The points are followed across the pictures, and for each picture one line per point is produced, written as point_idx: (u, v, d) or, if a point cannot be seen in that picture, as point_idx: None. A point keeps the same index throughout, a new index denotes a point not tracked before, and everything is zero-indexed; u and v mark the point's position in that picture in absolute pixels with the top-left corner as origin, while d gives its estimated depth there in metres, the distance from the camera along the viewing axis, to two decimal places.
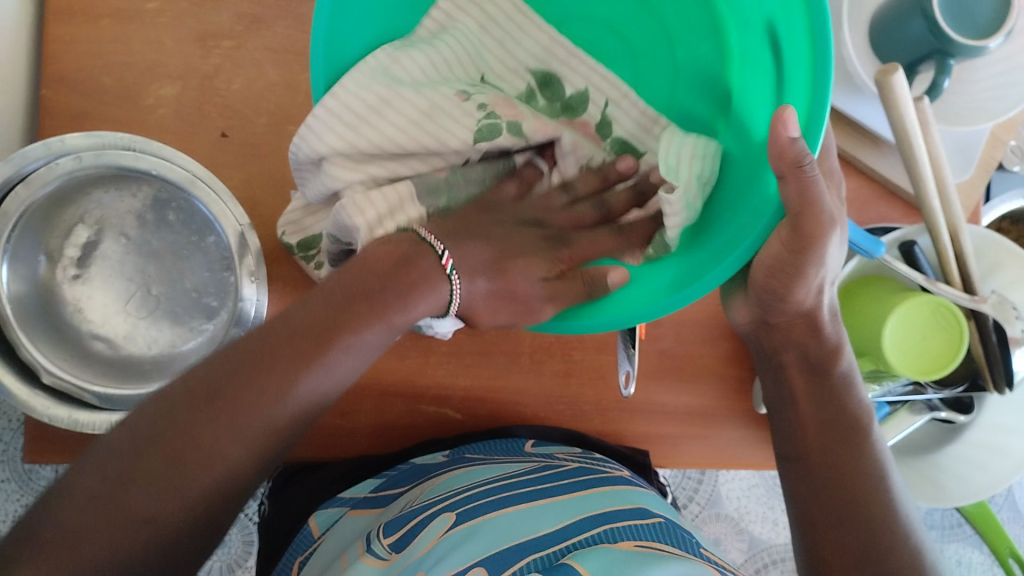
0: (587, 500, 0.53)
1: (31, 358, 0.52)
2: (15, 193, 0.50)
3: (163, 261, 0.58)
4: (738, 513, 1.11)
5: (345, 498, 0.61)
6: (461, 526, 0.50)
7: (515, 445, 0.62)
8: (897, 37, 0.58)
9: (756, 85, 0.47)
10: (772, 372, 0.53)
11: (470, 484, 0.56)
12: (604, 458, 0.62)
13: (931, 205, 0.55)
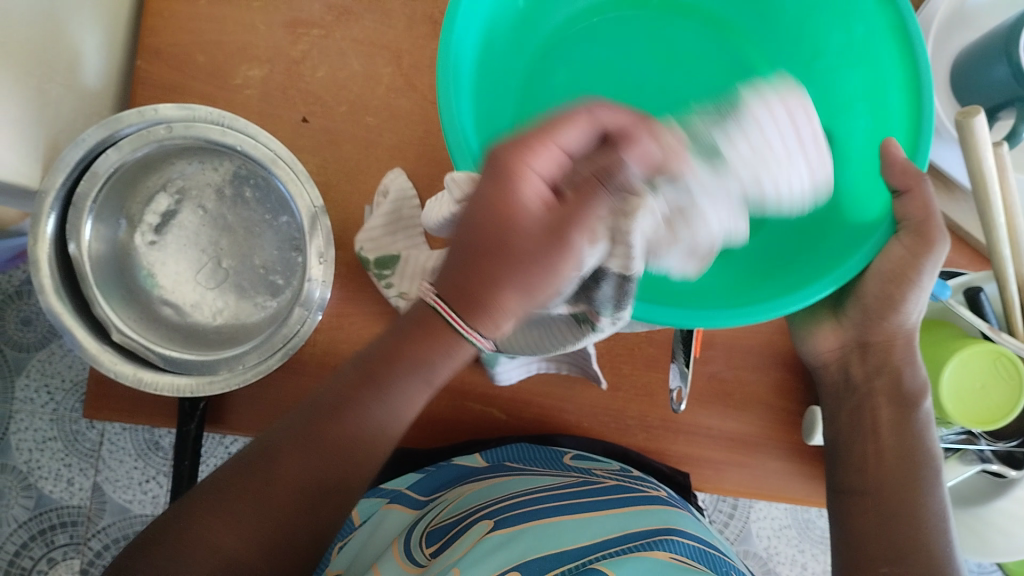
0: (628, 518, 0.53)
1: (103, 315, 0.54)
2: (106, 154, 0.53)
3: (235, 237, 0.59)
4: (767, 552, 1.10)
5: (386, 490, 0.64)
6: (500, 531, 0.50)
7: (556, 456, 0.63)
8: (983, 80, 0.58)
9: (801, 172, 0.55)
10: (852, 401, 0.53)
11: (513, 492, 0.56)
12: (643, 476, 0.62)
13: (1002, 253, 0.55)
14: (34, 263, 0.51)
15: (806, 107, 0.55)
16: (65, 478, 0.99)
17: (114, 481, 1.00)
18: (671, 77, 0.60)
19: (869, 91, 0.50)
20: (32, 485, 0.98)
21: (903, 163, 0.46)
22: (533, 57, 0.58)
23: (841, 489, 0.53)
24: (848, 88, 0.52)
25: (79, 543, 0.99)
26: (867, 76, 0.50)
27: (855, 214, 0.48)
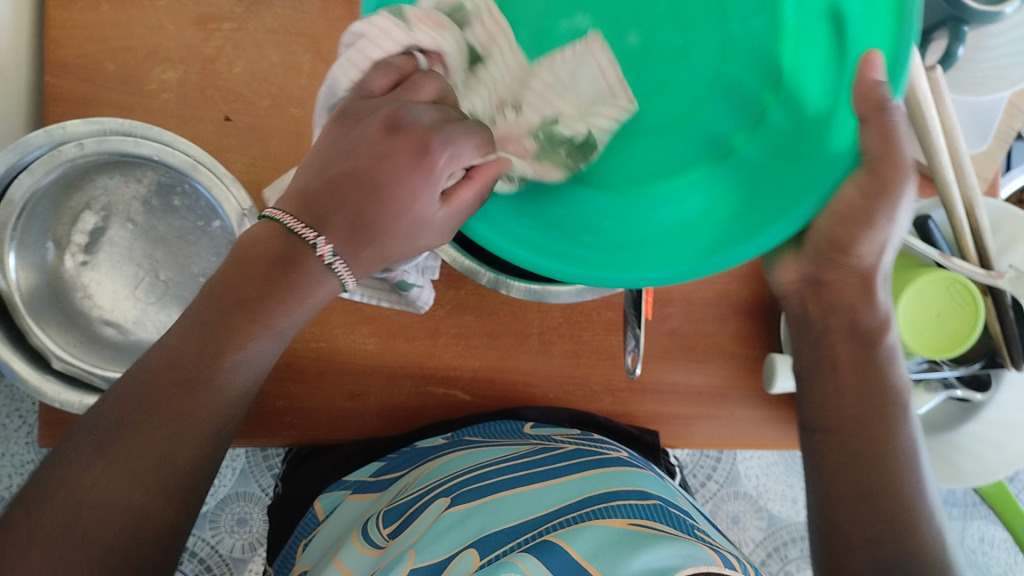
0: (587, 481, 0.53)
1: (40, 344, 0.53)
2: (19, 180, 0.50)
3: (170, 246, 0.58)
4: (756, 491, 1.11)
5: (348, 481, 0.62)
6: (459, 506, 0.51)
7: (515, 426, 0.62)
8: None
9: (814, 53, 0.42)
10: (811, 338, 0.50)
11: (469, 467, 0.56)
12: (604, 439, 0.61)
13: (944, 177, 0.54)
14: None
15: None
16: None
17: None
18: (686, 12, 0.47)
19: None
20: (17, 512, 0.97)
21: (872, 82, 0.37)
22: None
23: (811, 427, 0.49)
24: None
25: None
26: None
27: (801, 109, 0.42)
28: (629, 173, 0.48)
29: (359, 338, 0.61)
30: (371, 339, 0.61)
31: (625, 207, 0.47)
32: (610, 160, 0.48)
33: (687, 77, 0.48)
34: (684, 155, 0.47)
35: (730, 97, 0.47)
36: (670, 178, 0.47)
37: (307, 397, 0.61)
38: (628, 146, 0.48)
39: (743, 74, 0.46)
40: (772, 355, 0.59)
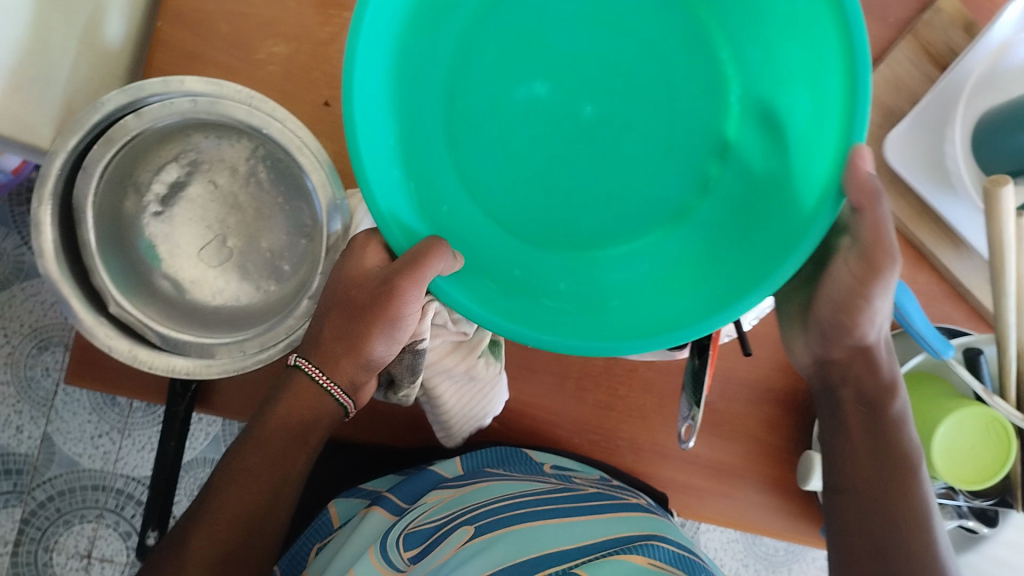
0: (609, 524, 0.53)
1: (101, 284, 0.53)
2: (126, 120, 0.52)
3: (245, 216, 0.57)
4: (712, 565, 1.12)
5: (366, 491, 0.63)
6: (482, 536, 0.51)
7: (535, 465, 0.63)
8: (1000, 145, 0.54)
9: (763, 129, 0.43)
10: (830, 408, 0.49)
11: (493, 497, 0.56)
12: (624, 488, 0.62)
13: (1007, 321, 0.55)
14: (35, 226, 0.49)
15: (760, 59, 0.43)
16: (15, 425, 1.01)
17: (66, 433, 1.01)
18: (609, 60, 0.46)
19: (805, 57, 0.39)
20: None
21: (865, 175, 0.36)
22: (446, 59, 0.46)
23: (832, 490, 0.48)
24: (816, 25, 0.37)
25: (21, 491, 1.01)
26: (808, 46, 0.38)
27: (752, 175, 0.43)
28: (572, 237, 0.48)
29: None
30: None
31: (581, 271, 0.46)
32: (538, 224, 0.48)
33: (637, 151, 0.47)
34: (635, 219, 0.47)
35: (682, 164, 0.46)
36: (629, 241, 0.47)
37: None
38: (581, 206, 0.47)
39: (691, 143, 0.46)
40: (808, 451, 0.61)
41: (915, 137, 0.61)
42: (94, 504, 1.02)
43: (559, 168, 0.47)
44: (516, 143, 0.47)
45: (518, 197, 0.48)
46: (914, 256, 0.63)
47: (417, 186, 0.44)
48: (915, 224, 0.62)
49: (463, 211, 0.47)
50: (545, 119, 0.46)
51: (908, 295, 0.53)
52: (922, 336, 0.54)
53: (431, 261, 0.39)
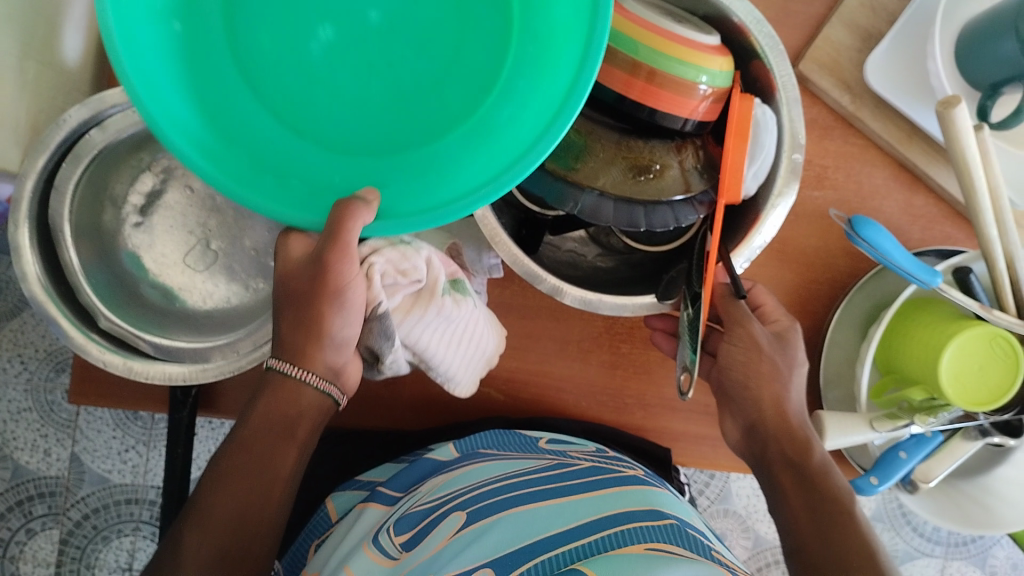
0: (605, 498, 0.51)
1: (89, 301, 0.53)
2: (90, 135, 0.51)
3: (225, 217, 0.57)
4: (746, 511, 1.12)
5: (362, 482, 0.63)
6: (471, 526, 0.50)
7: (530, 440, 0.61)
8: (984, 55, 0.52)
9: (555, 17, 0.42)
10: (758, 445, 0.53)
11: (483, 480, 0.55)
12: (621, 456, 0.60)
13: (988, 236, 0.54)
14: (16, 250, 0.50)
15: None
16: (42, 449, 1.02)
17: (93, 451, 1.02)
18: None
19: None
20: (8, 456, 1.01)
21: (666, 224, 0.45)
22: None
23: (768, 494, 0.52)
24: None
25: (57, 513, 1.02)
26: None
27: (519, 68, 0.43)
28: (364, 140, 0.45)
29: None
30: None
31: (418, 165, 0.45)
32: (373, 130, 0.45)
33: (420, 64, 0.45)
34: (437, 115, 0.45)
35: (460, 66, 0.44)
36: (425, 140, 0.45)
37: None
38: (381, 111, 0.45)
39: (472, 40, 0.44)
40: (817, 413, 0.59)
41: (894, 58, 0.59)
42: (129, 518, 1.03)
43: (373, 77, 0.45)
44: (298, 71, 0.44)
45: (336, 115, 0.45)
46: (906, 177, 0.62)
47: (217, 126, 0.43)
48: (904, 146, 0.61)
49: (280, 140, 0.45)
50: (340, 51, 0.44)
51: (883, 235, 0.53)
52: (905, 270, 0.54)
53: (347, 221, 0.41)
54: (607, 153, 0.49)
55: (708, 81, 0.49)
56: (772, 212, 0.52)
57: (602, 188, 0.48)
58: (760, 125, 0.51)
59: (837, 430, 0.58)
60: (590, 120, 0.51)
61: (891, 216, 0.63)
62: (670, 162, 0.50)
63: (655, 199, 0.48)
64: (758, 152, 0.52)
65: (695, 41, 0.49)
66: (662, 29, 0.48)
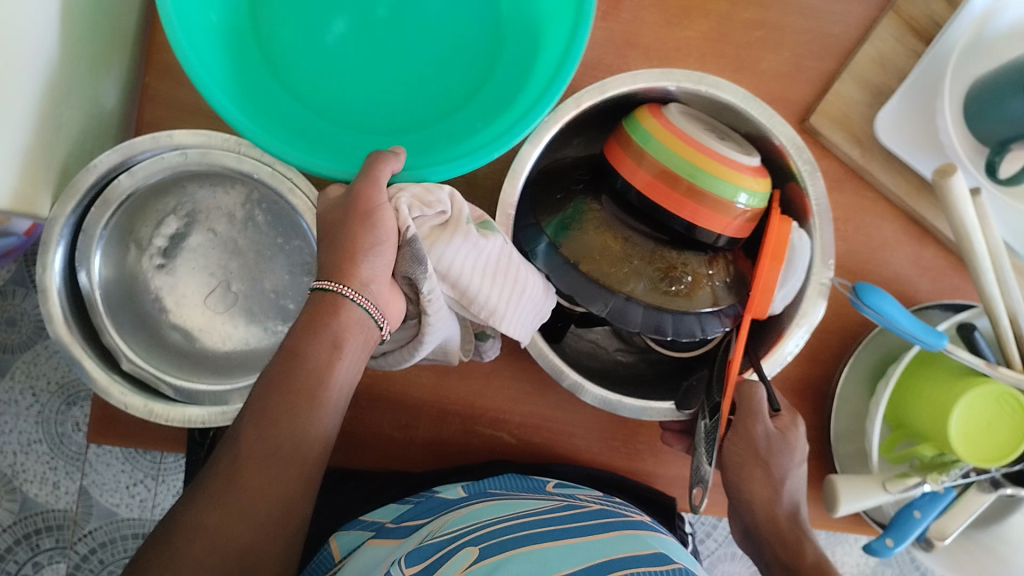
0: (614, 542, 0.49)
1: (113, 343, 0.54)
2: (119, 180, 0.53)
3: (246, 260, 0.58)
4: None
5: (366, 522, 0.60)
6: (484, 561, 0.46)
7: (538, 484, 0.61)
8: (990, 111, 0.53)
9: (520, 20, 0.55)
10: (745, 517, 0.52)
11: (491, 518, 0.53)
12: (628, 504, 0.60)
13: (989, 292, 0.55)
14: (43, 291, 0.51)
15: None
16: (51, 481, 1.02)
17: (101, 485, 1.03)
18: None
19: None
20: (17, 488, 1.02)
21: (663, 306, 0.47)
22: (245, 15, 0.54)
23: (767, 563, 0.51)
24: None
25: (65, 546, 1.03)
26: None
27: (501, 64, 0.55)
28: (378, 124, 0.55)
29: (414, 373, 0.61)
30: (426, 375, 0.62)
31: (427, 138, 0.53)
32: (383, 113, 0.55)
33: (415, 60, 0.56)
34: (435, 101, 0.56)
35: (447, 64, 0.56)
36: (431, 121, 0.55)
37: (356, 423, 0.62)
38: (387, 98, 0.56)
39: (451, 45, 0.56)
40: (830, 477, 0.60)
41: (904, 114, 0.60)
42: (136, 552, 1.03)
43: (379, 68, 0.56)
44: (316, 66, 0.55)
45: (353, 101, 0.55)
46: (916, 230, 0.63)
47: (260, 109, 0.52)
48: (914, 200, 0.61)
49: (312, 123, 0.54)
50: (347, 47, 0.56)
51: (888, 302, 0.53)
52: (910, 332, 0.54)
53: (377, 165, 0.46)
54: (640, 260, 0.50)
55: (745, 200, 0.50)
56: (800, 327, 0.52)
57: (630, 294, 0.49)
58: (796, 250, 0.51)
59: (849, 495, 0.58)
60: (623, 225, 0.51)
61: (901, 268, 0.63)
62: (703, 274, 0.51)
63: (684, 309, 0.49)
64: (789, 275, 0.52)
65: (735, 159, 0.50)
66: (705, 147, 0.49)
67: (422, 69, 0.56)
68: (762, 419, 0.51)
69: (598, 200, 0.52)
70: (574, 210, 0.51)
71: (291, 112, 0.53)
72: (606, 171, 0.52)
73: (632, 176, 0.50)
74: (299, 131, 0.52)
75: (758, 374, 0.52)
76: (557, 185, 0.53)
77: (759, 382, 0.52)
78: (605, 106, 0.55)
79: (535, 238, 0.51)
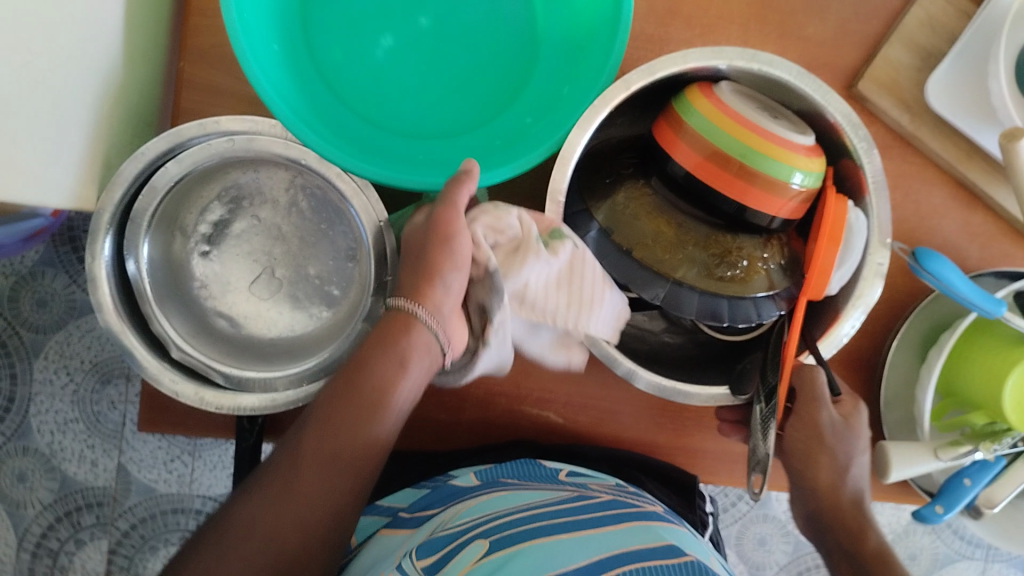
0: (623, 535, 0.50)
1: (162, 332, 0.54)
2: (165, 169, 0.51)
3: (290, 246, 0.58)
4: (786, 516, 1.12)
5: (382, 507, 0.63)
6: (496, 554, 0.48)
7: (551, 472, 0.61)
8: None
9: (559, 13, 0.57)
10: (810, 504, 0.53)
11: (506, 509, 0.54)
12: (641, 492, 0.60)
13: None
14: (91, 281, 0.50)
15: None
16: (88, 459, 1.02)
17: (139, 461, 1.03)
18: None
19: None
20: (56, 467, 1.02)
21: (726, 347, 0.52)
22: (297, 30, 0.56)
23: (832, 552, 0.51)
24: None
25: (105, 522, 1.03)
26: None
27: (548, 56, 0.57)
28: (436, 128, 0.58)
29: None
30: None
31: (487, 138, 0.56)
32: (439, 116, 0.58)
33: (465, 63, 0.58)
34: (487, 100, 0.58)
35: (495, 63, 0.58)
36: (488, 118, 0.58)
37: None
38: (442, 100, 0.58)
39: (496, 44, 0.58)
40: (882, 442, 0.59)
41: (957, 79, 0.59)
42: (176, 526, 1.04)
43: (432, 74, 0.58)
44: (371, 76, 0.57)
45: (408, 107, 0.58)
46: (966, 197, 0.62)
47: (327, 122, 0.54)
48: (965, 167, 0.60)
49: (376, 131, 0.56)
50: (398, 57, 0.58)
51: (947, 267, 0.54)
52: (968, 300, 0.54)
53: (456, 189, 0.48)
54: (694, 246, 0.52)
55: (800, 180, 0.51)
56: (858, 307, 0.52)
57: (682, 279, 0.52)
58: (851, 229, 0.53)
59: (904, 462, 0.58)
60: (676, 210, 0.53)
61: (951, 236, 0.63)
62: (757, 258, 0.53)
63: (740, 294, 0.52)
64: (845, 255, 0.53)
65: (789, 139, 0.50)
66: (760, 127, 0.50)
67: (470, 72, 0.58)
68: (825, 407, 0.51)
69: (647, 183, 0.54)
70: (625, 197, 0.54)
71: (352, 130, 0.55)
72: (657, 155, 0.53)
73: (686, 159, 0.51)
74: (364, 141, 0.54)
75: (815, 357, 0.52)
76: (607, 168, 0.55)
77: (816, 365, 0.53)
78: (654, 88, 0.56)
79: (586, 224, 0.53)
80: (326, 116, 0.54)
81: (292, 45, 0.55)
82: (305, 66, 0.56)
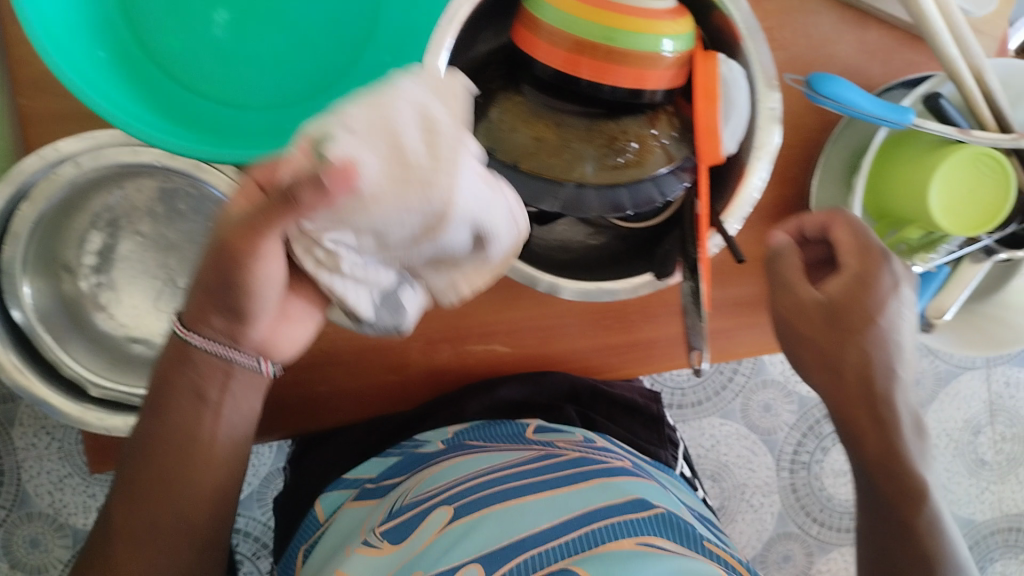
0: (588, 488, 0.52)
1: (74, 374, 0.52)
2: (21, 211, 0.48)
3: (183, 252, 0.56)
4: (784, 377, 1.13)
5: (349, 481, 0.62)
6: (461, 522, 0.50)
7: (518, 433, 0.62)
8: None
9: None
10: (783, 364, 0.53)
11: (473, 471, 0.56)
12: (609, 446, 0.61)
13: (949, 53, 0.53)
14: None
15: None
16: (94, 507, 0.99)
17: None
18: None
19: None
20: (64, 524, 0.99)
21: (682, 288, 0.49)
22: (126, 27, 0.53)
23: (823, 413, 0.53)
24: None
25: None
26: None
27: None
28: (296, 94, 0.55)
29: None
30: None
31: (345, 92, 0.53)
32: (295, 82, 0.55)
33: (309, 19, 0.56)
34: (341, 53, 0.55)
35: (340, 13, 0.56)
36: (345, 73, 0.55)
37: (348, 378, 0.60)
38: (295, 65, 0.55)
39: None
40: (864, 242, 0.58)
41: None
42: None
43: (278, 39, 0.55)
44: (215, 57, 0.55)
45: (262, 79, 0.55)
46: (854, 17, 0.60)
47: (175, 116, 0.51)
48: None
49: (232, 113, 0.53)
50: (239, 30, 0.55)
51: (844, 88, 0.52)
52: (873, 116, 0.52)
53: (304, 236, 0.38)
54: (578, 142, 0.50)
55: (671, 47, 0.48)
56: (762, 158, 0.51)
57: (581, 178, 0.49)
58: (728, 82, 0.51)
59: None
60: (555, 110, 0.51)
61: (849, 60, 0.61)
62: (647, 136, 0.51)
63: (637, 177, 0.49)
64: (730, 110, 0.52)
65: (648, 9, 0.48)
66: (612, 3, 0.47)
67: (316, 27, 0.56)
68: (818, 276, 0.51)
69: (520, 92, 0.52)
70: (499, 110, 0.51)
71: (206, 117, 0.53)
72: (521, 60, 0.51)
73: (550, 58, 0.48)
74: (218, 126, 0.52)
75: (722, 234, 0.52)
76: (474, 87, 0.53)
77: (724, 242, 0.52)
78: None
79: None
80: (174, 110, 0.52)
81: (126, 42, 0.53)
82: (142, 63, 0.53)
